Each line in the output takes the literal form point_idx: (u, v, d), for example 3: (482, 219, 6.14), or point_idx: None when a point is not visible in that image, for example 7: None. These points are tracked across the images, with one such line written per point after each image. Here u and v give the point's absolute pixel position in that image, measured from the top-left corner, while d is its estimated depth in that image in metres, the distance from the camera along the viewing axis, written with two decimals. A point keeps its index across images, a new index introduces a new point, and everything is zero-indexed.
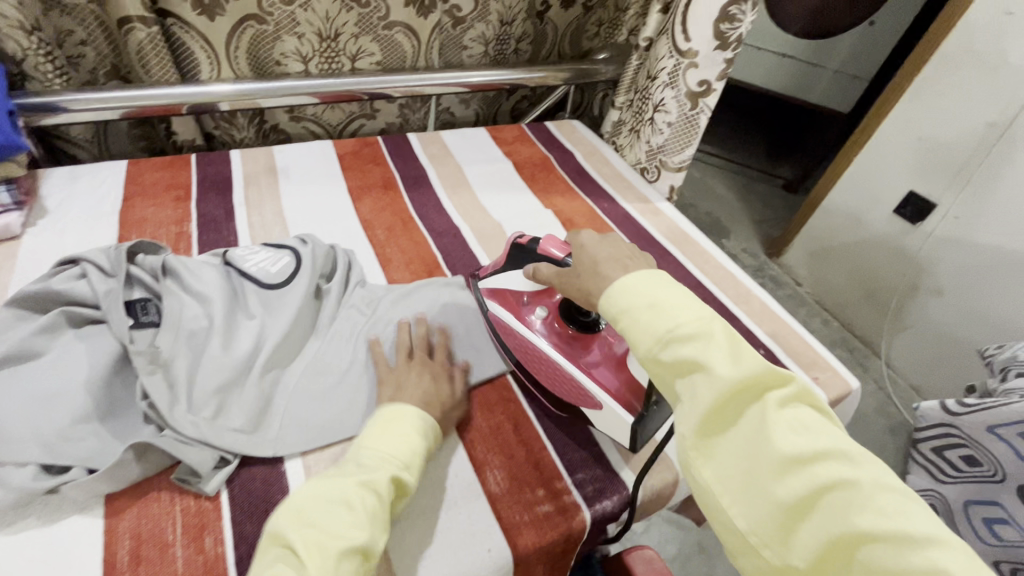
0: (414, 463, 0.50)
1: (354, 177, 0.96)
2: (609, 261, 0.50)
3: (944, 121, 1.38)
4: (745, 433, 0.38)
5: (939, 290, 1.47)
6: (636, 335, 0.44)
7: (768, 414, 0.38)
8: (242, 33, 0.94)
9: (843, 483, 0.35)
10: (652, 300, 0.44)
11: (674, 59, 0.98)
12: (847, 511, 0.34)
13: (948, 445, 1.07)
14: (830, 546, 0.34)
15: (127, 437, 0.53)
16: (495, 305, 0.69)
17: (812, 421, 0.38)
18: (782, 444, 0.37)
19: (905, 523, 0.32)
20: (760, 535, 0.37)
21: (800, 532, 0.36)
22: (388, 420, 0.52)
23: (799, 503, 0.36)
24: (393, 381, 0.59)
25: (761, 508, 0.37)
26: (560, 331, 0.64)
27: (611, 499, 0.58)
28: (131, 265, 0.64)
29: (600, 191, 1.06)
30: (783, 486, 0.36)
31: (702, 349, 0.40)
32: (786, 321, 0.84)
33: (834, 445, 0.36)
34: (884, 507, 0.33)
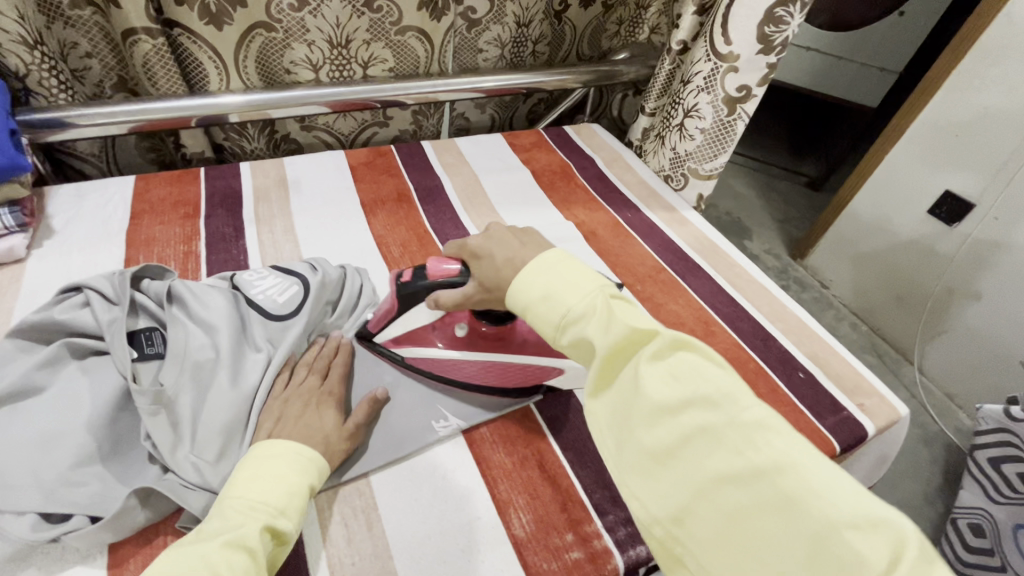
0: (293, 507, 0.45)
1: (367, 190, 0.93)
2: (508, 265, 0.50)
3: (984, 117, 1.30)
4: (624, 391, 0.40)
5: (976, 295, 1.39)
6: (541, 325, 0.45)
7: (640, 369, 0.39)
8: (251, 42, 0.91)
9: (704, 428, 0.36)
10: (545, 290, 0.45)
11: (711, 62, 0.93)
12: (708, 454, 0.36)
13: (1007, 457, 1.01)
14: (693, 488, 0.36)
15: (131, 480, 0.50)
16: (414, 347, 0.66)
17: (685, 367, 0.38)
18: (655, 397, 0.38)
19: (755, 458, 0.34)
20: (630, 484, 0.39)
21: (667, 474, 0.37)
22: (261, 459, 0.47)
23: (666, 451, 0.37)
24: (274, 413, 0.54)
25: (634, 458, 0.39)
26: (481, 334, 0.63)
27: (646, 544, 0.54)
28: (136, 292, 0.61)
29: (623, 200, 1.01)
30: (654, 435, 0.38)
31: (587, 326, 0.41)
32: (824, 339, 0.79)
33: (703, 392, 0.37)
34: (740, 445, 0.35)
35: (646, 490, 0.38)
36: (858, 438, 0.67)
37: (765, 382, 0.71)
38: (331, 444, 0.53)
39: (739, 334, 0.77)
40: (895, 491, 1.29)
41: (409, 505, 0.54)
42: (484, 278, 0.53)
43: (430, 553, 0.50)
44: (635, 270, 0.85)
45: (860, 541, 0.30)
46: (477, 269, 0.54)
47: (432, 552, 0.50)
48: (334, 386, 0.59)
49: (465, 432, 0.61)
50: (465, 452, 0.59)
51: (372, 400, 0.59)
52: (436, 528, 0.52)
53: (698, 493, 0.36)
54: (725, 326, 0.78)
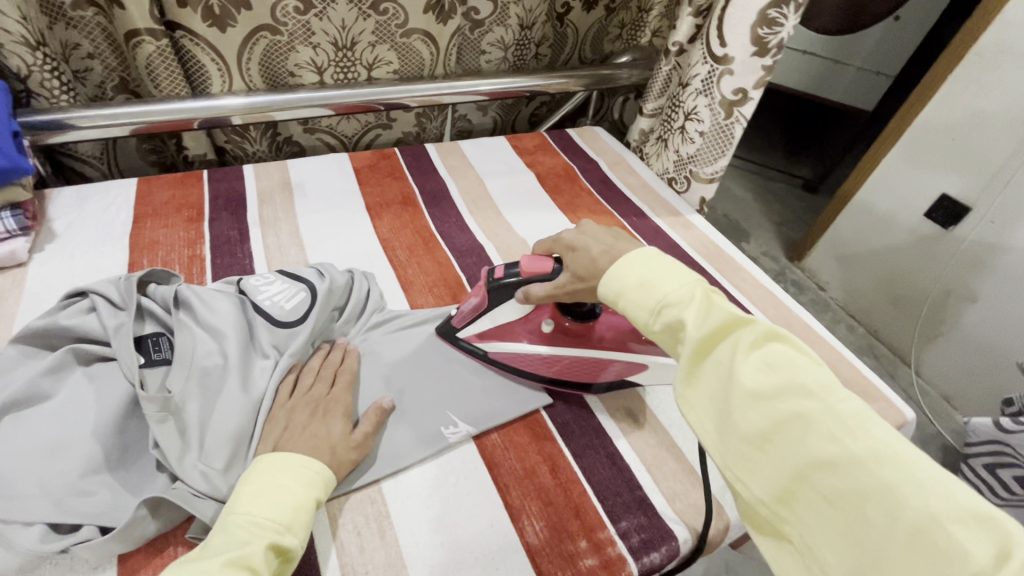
0: (298, 522, 0.45)
1: (371, 194, 0.92)
2: (605, 255, 0.52)
3: (980, 122, 1.31)
4: (716, 376, 0.40)
5: (972, 297, 1.40)
6: (633, 312, 0.47)
7: (738, 356, 0.39)
8: (255, 44, 0.90)
9: (800, 415, 0.36)
10: (640, 278, 0.47)
11: (708, 65, 0.94)
12: (805, 441, 0.35)
13: (1001, 463, 1.02)
14: (793, 475, 0.36)
15: (140, 490, 0.50)
16: (498, 342, 0.66)
17: (781, 357, 0.38)
18: (749, 383, 0.38)
19: (853, 445, 0.34)
20: (732, 467, 0.39)
21: (762, 461, 0.37)
22: (265, 474, 0.47)
23: (763, 437, 0.37)
24: (280, 422, 0.54)
25: (730, 443, 0.39)
26: (568, 330, 0.64)
27: (659, 550, 0.54)
28: (142, 296, 0.60)
29: (627, 204, 1.01)
30: (748, 419, 0.38)
31: (683, 313, 0.42)
32: (830, 343, 0.79)
33: (799, 381, 0.37)
34: (838, 433, 0.35)
35: (745, 475, 0.38)
36: None
37: None
38: (338, 454, 0.52)
39: None
40: None
41: (421, 512, 0.54)
42: (579, 269, 0.54)
43: (444, 561, 0.50)
44: None
45: (963, 533, 0.30)
46: (572, 261, 0.56)
47: (444, 560, 0.50)
48: (341, 393, 0.58)
49: (475, 437, 0.61)
50: (477, 458, 0.59)
51: (380, 409, 0.58)
52: (450, 535, 0.52)
53: (797, 479, 0.36)
54: None
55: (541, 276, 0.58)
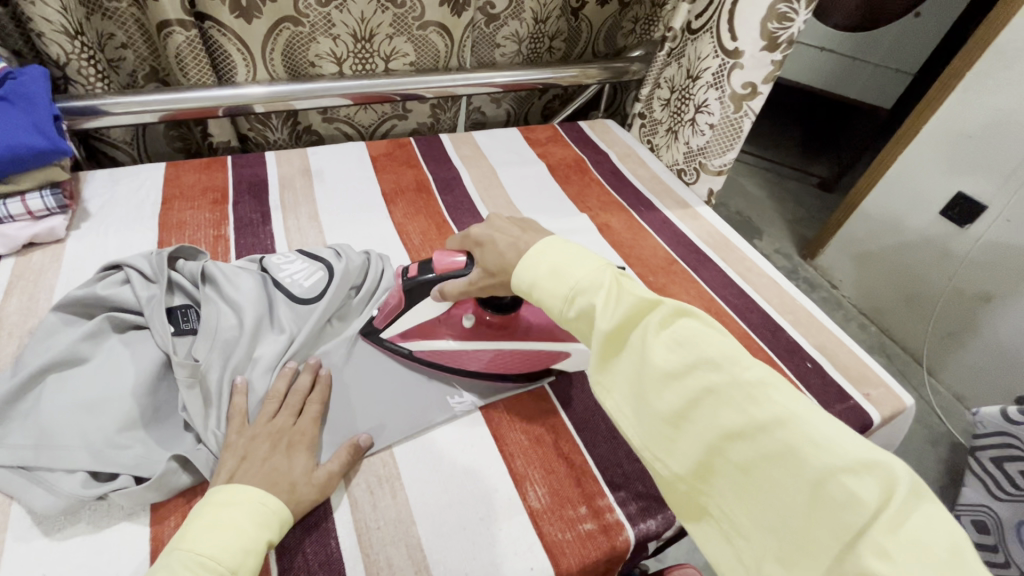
0: (245, 567, 0.42)
1: (387, 180, 0.96)
2: (512, 249, 0.53)
3: (1000, 119, 1.30)
4: (630, 362, 0.42)
5: (987, 296, 1.39)
6: (546, 300, 0.47)
7: (647, 335, 0.40)
8: (279, 34, 0.94)
9: (711, 389, 0.37)
10: (550, 265, 0.47)
11: (719, 59, 0.95)
12: (715, 413, 0.37)
13: (1006, 458, 1.02)
14: (709, 447, 0.37)
15: (170, 446, 0.53)
16: (422, 342, 0.66)
17: (688, 331, 0.40)
18: (660, 364, 0.39)
19: (759, 409, 0.35)
20: (655, 448, 0.41)
21: (681, 439, 0.39)
22: (217, 509, 0.44)
23: (679, 414, 0.39)
24: (237, 451, 0.50)
25: (649, 424, 0.40)
26: (493, 324, 0.65)
27: (656, 519, 0.56)
28: (172, 271, 0.64)
29: (637, 194, 1.03)
30: (664, 400, 0.39)
31: (593, 299, 0.43)
32: (833, 332, 0.81)
33: (704, 354, 0.38)
34: (746, 401, 0.36)
35: (667, 452, 0.40)
36: (863, 426, 0.69)
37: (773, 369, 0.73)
38: (299, 492, 0.49)
39: (748, 324, 0.79)
40: None
41: (434, 477, 0.57)
42: (487, 261, 0.55)
43: (453, 519, 0.53)
44: (648, 262, 0.87)
45: (856, 486, 0.31)
46: (479, 255, 0.56)
47: (453, 519, 0.53)
48: (308, 425, 0.55)
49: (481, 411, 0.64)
50: (484, 429, 0.62)
51: (353, 447, 0.55)
52: (458, 497, 0.55)
53: (716, 450, 0.37)
54: (735, 316, 0.80)
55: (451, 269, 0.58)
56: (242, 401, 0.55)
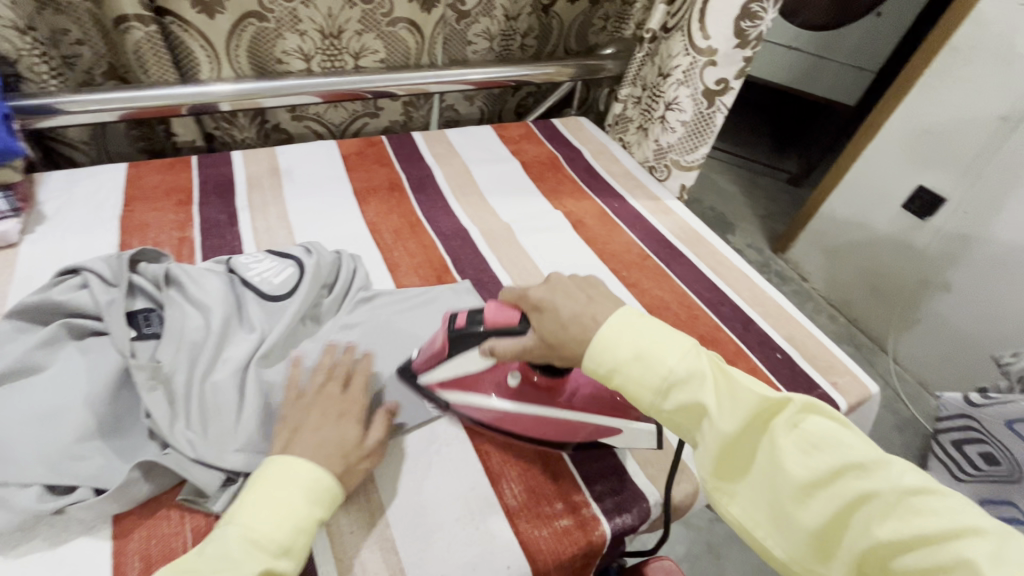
0: (298, 545, 0.43)
1: (359, 179, 0.94)
2: (576, 320, 0.48)
3: (957, 115, 1.35)
4: (761, 467, 0.41)
5: (947, 285, 1.44)
6: (635, 390, 0.44)
7: (777, 440, 0.40)
8: (244, 30, 0.92)
9: (867, 496, 0.36)
10: (635, 349, 0.44)
11: (689, 56, 0.96)
12: (870, 525, 0.36)
13: (970, 441, 1.06)
14: (863, 559, 0.36)
15: (131, 455, 0.51)
16: (462, 394, 0.60)
17: (823, 433, 0.39)
18: (796, 470, 0.39)
19: (922, 521, 0.34)
20: (801, 560, 0.39)
21: (833, 550, 0.37)
22: (271, 486, 0.44)
23: (828, 524, 0.37)
24: (291, 423, 0.51)
25: (793, 536, 0.39)
26: (542, 389, 0.58)
27: (631, 512, 0.56)
28: (133, 274, 0.62)
29: (610, 191, 1.04)
30: (807, 511, 0.38)
31: (699, 394, 0.42)
32: (802, 324, 0.82)
33: (847, 458, 0.37)
34: (904, 511, 0.35)
35: (817, 565, 0.38)
36: None
37: (744, 361, 0.74)
38: (351, 465, 0.50)
39: (720, 318, 0.81)
40: None
41: (407, 477, 0.56)
42: (545, 332, 0.49)
43: (427, 519, 0.53)
44: (622, 257, 0.88)
45: None
46: (538, 320, 0.51)
47: (428, 520, 0.53)
48: (358, 396, 0.55)
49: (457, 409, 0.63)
50: (458, 429, 0.61)
51: (387, 413, 0.56)
52: (433, 497, 0.55)
53: (872, 563, 0.36)
54: (707, 310, 0.81)
55: (504, 330, 0.53)
56: (292, 373, 0.56)
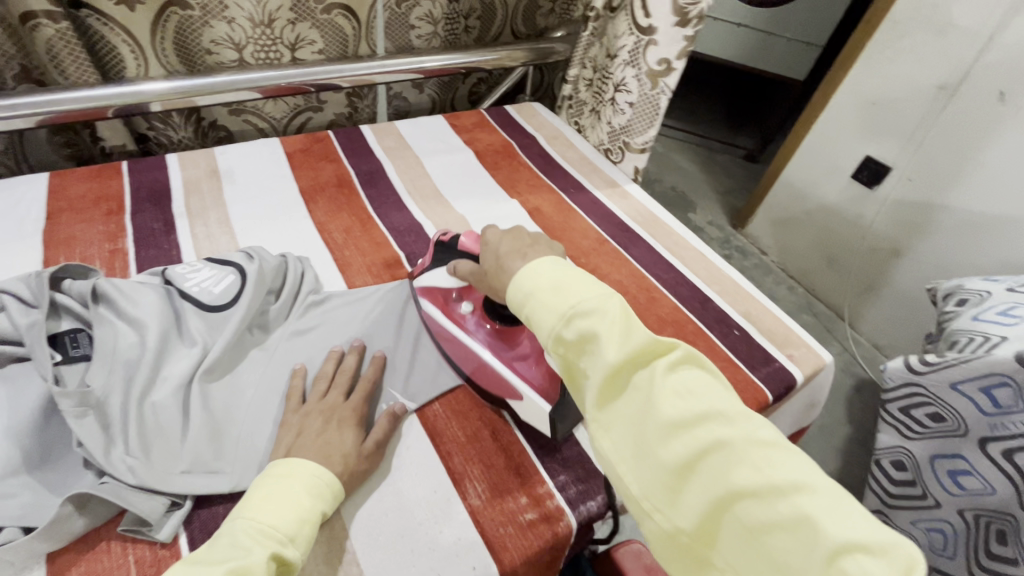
0: (302, 536, 0.44)
1: (305, 177, 0.90)
2: (511, 250, 0.51)
3: (898, 86, 1.39)
4: (633, 405, 0.38)
5: (895, 252, 1.50)
6: (538, 315, 0.43)
7: (656, 377, 0.37)
8: (167, 22, 0.86)
9: (721, 443, 0.34)
10: (553, 281, 0.43)
11: (634, 36, 0.96)
12: (725, 470, 0.34)
13: (914, 403, 1.10)
14: (710, 506, 0.34)
15: (63, 488, 0.48)
16: (426, 301, 0.69)
17: (698, 383, 0.37)
18: (666, 411, 0.36)
19: (774, 473, 0.33)
20: (654, 498, 0.36)
21: (685, 493, 0.35)
22: (278, 479, 0.46)
23: (683, 466, 0.35)
24: (293, 427, 0.53)
25: (652, 474, 0.36)
26: (489, 327, 0.64)
27: (596, 500, 0.56)
28: (56, 292, 0.57)
29: (567, 177, 1.03)
30: (668, 449, 0.36)
31: (596, 323, 0.39)
32: (758, 299, 0.84)
33: (716, 406, 0.36)
34: (759, 462, 0.33)
35: (666, 505, 0.36)
36: (787, 386, 0.72)
37: (703, 340, 0.75)
38: (350, 465, 0.52)
39: (679, 298, 0.81)
40: (834, 439, 1.38)
41: (368, 483, 0.55)
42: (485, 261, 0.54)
43: (388, 527, 0.52)
44: (580, 243, 0.87)
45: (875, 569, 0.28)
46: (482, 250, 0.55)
47: (390, 527, 0.52)
48: (357, 402, 0.57)
49: (417, 413, 0.61)
50: (420, 430, 0.60)
51: (392, 415, 0.58)
52: (394, 504, 0.53)
53: (717, 512, 0.34)
54: (665, 291, 0.82)
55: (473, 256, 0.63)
56: (300, 382, 0.58)
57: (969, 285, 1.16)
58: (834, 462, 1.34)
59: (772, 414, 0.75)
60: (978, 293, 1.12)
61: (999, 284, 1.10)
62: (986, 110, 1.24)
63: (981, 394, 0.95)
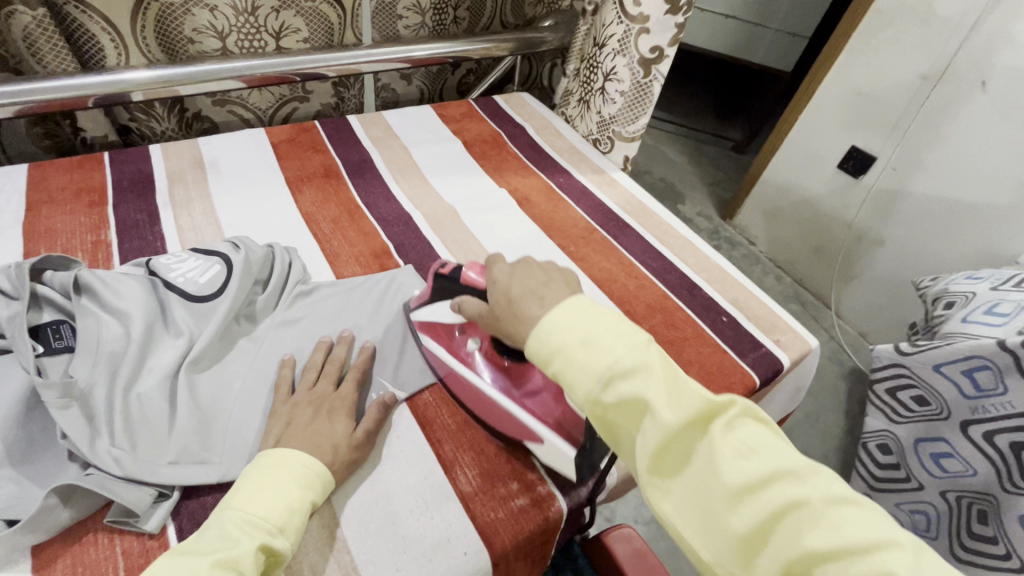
0: (292, 525, 0.45)
1: (291, 168, 0.89)
2: (528, 295, 0.47)
3: (883, 76, 1.40)
4: (697, 469, 0.39)
5: (880, 241, 1.51)
6: (574, 375, 0.42)
7: (715, 440, 0.38)
8: (146, 9, 0.84)
9: (796, 504, 0.35)
10: (582, 334, 0.42)
11: (623, 25, 0.95)
12: (799, 532, 0.34)
13: (901, 386, 1.12)
14: (788, 571, 0.34)
15: (48, 481, 0.47)
16: (429, 338, 0.63)
17: (760, 442, 0.38)
18: (730, 475, 0.37)
19: (849, 533, 0.33)
20: (727, 564, 0.37)
21: (760, 557, 0.36)
22: (266, 470, 0.47)
23: (756, 531, 0.36)
24: (282, 417, 0.53)
25: (722, 540, 0.37)
26: (498, 366, 0.58)
27: (586, 484, 0.57)
28: (37, 284, 0.56)
29: (555, 166, 1.02)
30: (737, 515, 0.36)
31: (644, 387, 0.40)
32: (745, 286, 0.84)
33: (782, 466, 0.36)
34: (836, 522, 0.34)
35: (742, 571, 0.37)
36: (774, 371, 0.73)
37: (691, 326, 0.75)
38: (339, 456, 0.51)
39: (667, 286, 0.81)
40: (821, 425, 1.40)
41: (357, 474, 0.54)
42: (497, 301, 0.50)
43: (379, 515, 0.52)
44: (569, 232, 0.88)
45: None
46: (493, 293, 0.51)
47: (380, 515, 0.52)
48: (346, 393, 0.57)
49: (406, 401, 0.61)
50: (409, 419, 0.60)
51: (382, 404, 0.58)
52: (384, 492, 0.53)
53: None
54: (654, 279, 0.82)
55: (475, 291, 0.57)
56: (289, 372, 0.58)
57: (953, 287, 1.15)
58: (821, 448, 1.36)
59: (760, 399, 0.76)
60: (964, 295, 1.11)
61: (982, 283, 1.10)
62: (969, 99, 1.26)
63: (963, 375, 0.97)
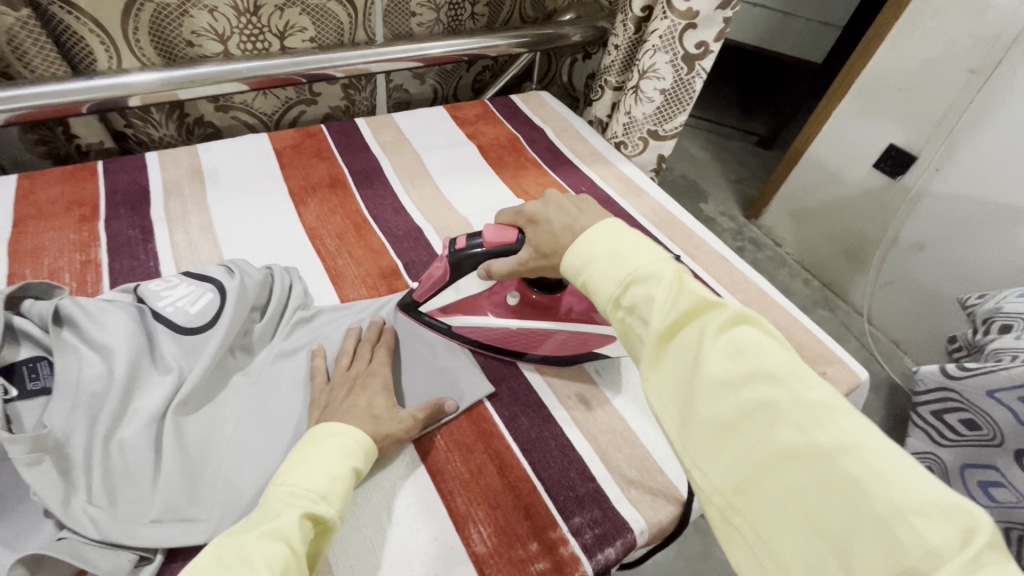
0: (336, 494, 0.43)
1: (295, 177, 0.84)
2: (566, 230, 0.47)
3: (927, 72, 1.30)
4: (680, 362, 0.36)
5: (918, 246, 1.42)
6: (597, 286, 0.42)
7: (704, 337, 0.35)
8: (140, 11, 0.79)
9: (769, 403, 0.32)
10: (610, 248, 0.42)
11: (668, 19, 0.86)
12: (769, 429, 0.32)
13: (947, 409, 1.04)
14: (753, 464, 0.32)
15: (20, 545, 0.43)
16: (462, 316, 0.64)
17: (752, 343, 0.34)
18: (713, 368, 0.34)
19: (820, 433, 0.30)
20: (694, 456, 0.35)
21: (726, 451, 0.33)
22: (309, 445, 0.45)
23: (727, 424, 0.33)
24: (320, 402, 0.53)
25: (696, 433, 0.35)
26: (536, 304, 0.62)
27: (614, 546, 0.50)
28: (15, 315, 0.51)
29: (577, 173, 0.96)
30: (712, 408, 0.34)
31: (652, 290, 0.38)
32: (785, 308, 0.77)
33: (766, 366, 0.33)
34: (807, 421, 0.31)
35: (705, 462, 0.34)
36: None
37: None
38: (382, 426, 0.51)
39: None
40: None
41: (359, 532, 0.49)
42: (540, 244, 0.50)
43: None
44: None
45: (926, 528, 0.26)
46: (534, 235, 0.51)
47: None
48: (380, 368, 0.57)
49: (415, 443, 0.56)
50: (418, 466, 0.54)
51: (439, 406, 0.56)
52: (388, 555, 0.48)
53: (760, 470, 0.32)
54: None
55: (501, 246, 0.54)
56: None
57: (1007, 308, 1.04)
58: None
59: None
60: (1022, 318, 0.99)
61: None
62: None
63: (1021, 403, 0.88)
